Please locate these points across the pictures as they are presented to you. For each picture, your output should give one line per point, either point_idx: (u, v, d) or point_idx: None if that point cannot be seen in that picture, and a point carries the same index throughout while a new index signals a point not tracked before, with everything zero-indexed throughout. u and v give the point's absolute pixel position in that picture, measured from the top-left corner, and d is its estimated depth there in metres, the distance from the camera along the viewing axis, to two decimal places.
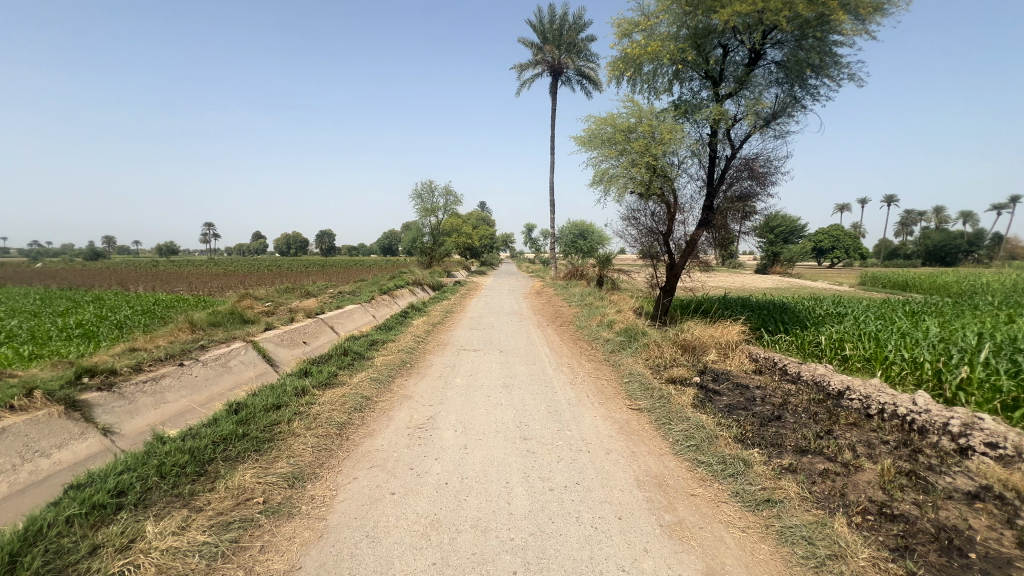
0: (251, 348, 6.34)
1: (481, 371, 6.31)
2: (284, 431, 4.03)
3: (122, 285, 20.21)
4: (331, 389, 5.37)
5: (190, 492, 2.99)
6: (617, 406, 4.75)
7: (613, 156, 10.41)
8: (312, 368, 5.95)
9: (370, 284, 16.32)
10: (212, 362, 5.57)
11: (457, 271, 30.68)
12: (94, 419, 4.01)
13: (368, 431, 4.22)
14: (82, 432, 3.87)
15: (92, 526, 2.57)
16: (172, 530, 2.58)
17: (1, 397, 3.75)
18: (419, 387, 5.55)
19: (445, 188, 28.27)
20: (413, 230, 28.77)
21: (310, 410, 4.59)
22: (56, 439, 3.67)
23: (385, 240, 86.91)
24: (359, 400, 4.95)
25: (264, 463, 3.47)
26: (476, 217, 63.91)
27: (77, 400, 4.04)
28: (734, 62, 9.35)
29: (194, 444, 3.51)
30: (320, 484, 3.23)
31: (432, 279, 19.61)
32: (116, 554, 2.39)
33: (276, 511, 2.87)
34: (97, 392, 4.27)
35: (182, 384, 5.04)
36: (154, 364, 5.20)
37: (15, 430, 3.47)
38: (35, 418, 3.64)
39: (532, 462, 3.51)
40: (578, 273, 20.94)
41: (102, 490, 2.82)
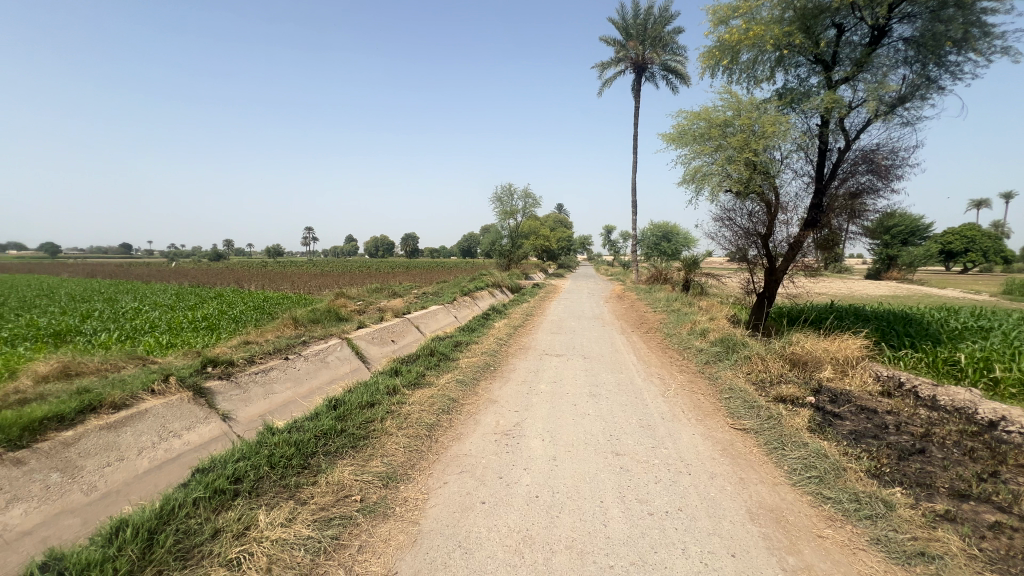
0: (346, 345, 6.70)
1: (565, 377, 6.13)
2: (378, 429, 4.15)
3: (239, 283, 22.76)
4: (420, 389, 5.50)
5: (296, 484, 3.15)
6: (718, 425, 4.35)
7: (706, 152, 9.74)
8: (400, 368, 6.14)
9: (452, 285, 16.82)
10: (313, 357, 5.96)
11: (535, 274, 30.69)
12: (215, 405, 4.42)
13: (455, 434, 4.22)
14: (206, 417, 4.28)
15: (213, 510, 2.78)
16: (280, 521, 2.71)
17: (145, 382, 4.28)
18: (504, 392, 5.51)
19: (525, 191, 28.46)
20: (493, 233, 29.30)
21: (401, 410, 4.70)
22: (187, 422, 4.11)
23: (465, 243, 89.53)
24: (446, 402, 5.01)
25: (360, 460, 3.57)
26: (553, 219, 63.92)
27: (202, 387, 4.48)
28: (851, 42, 8.30)
29: (299, 437, 3.71)
30: (412, 486, 3.26)
31: (511, 281, 19.84)
32: (233, 539, 2.55)
33: (372, 511, 2.92)
34: (219, 381, 4.72)
35: (287, 376, 5.42)
36: (264, 356, 5.65)
37: (153, 413, 3.93)
38: (170, 402, 4.10)
39: (627, 481, 3.28)
40: (662, 277, 19.97)
41: (221, 475, 3.06)
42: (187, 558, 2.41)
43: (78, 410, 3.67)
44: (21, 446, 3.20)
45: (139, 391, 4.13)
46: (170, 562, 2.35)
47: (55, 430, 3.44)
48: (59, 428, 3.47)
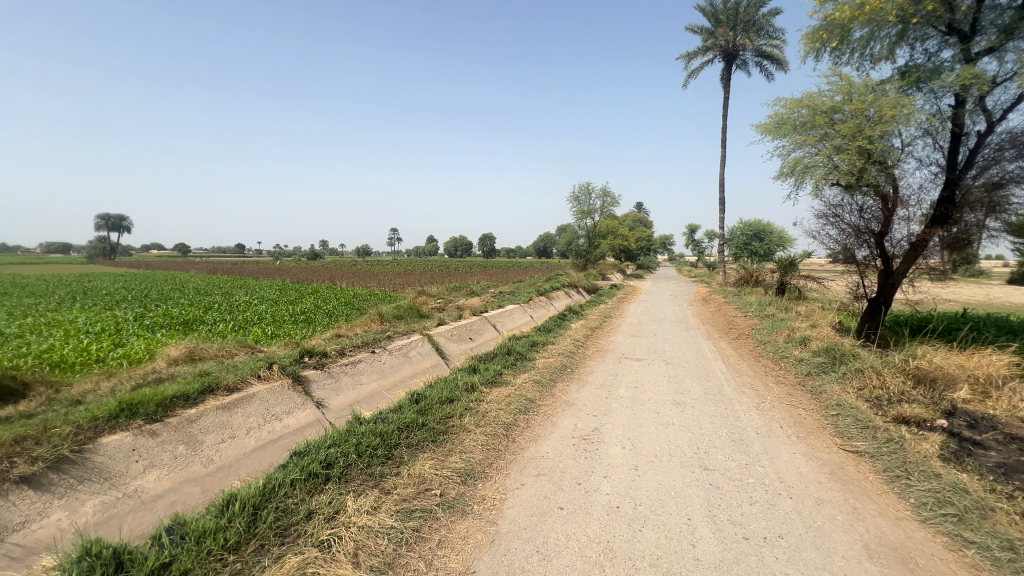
0: (427, 341, 6.94)
1: (646, 383, 5.86)
2: (457, 425, 4.22)
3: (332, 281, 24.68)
4: (497, 387, 5.53)
5: (381, 474, 3.28)
6: (824, 445, 3.89)
7: (810, 142, 8.84)
8: (478, 365, 6.24)
9: (528, 285, 16.90)
10: (396, 351, 6.24)
11: (612, 275, 29.96)
12: (311, 393, 4.77)
13: (532, 435, 4.18)
14: (303, 403, 4.63)
15: (307, 491, 2.98)
16: (366, 509, 2.83)
17: (253, 368, 4.73)
18: (581, 395, 5.38)
19: (603, 189, 27.89)
20: (570, 233, 29.05)
21: (479, 407, 4.75)
22: (287, 406, 4.47)
23: (541, 243, 89.85)
24: (523, 402, 4.99)
25: (440, 455, 3.65)
26: (632, 218, 62.06)
27: (300, 375, 4.86)
28: (996, 6, 7.09)
29: (383, 429, 3.88)
30: (490, 485, 3.25)
31: (588, 282, 19.51)
32: (325, 521, 2.70)
33: (451, 506, 2.96)
34: (315, 370, 5.10)
35: (373, 369, 5.72)
36: (354, 348, 6.01)
37: (259, 397, 4.32)
38: (273, 388, 4.48)
39: (718, 500, 3.02)
40: (753, 280, 18.53)
41: (315, 460, 3.27)
42: (284, 535, 2.59)
43: (199, 390, 4.14)
44: (155, 420, 3.66)
45: (248, 376, 4.56)
46: (270, 537, 2.54)
47: (182, 407, 3.90)
48: (185, 405, 3.93)
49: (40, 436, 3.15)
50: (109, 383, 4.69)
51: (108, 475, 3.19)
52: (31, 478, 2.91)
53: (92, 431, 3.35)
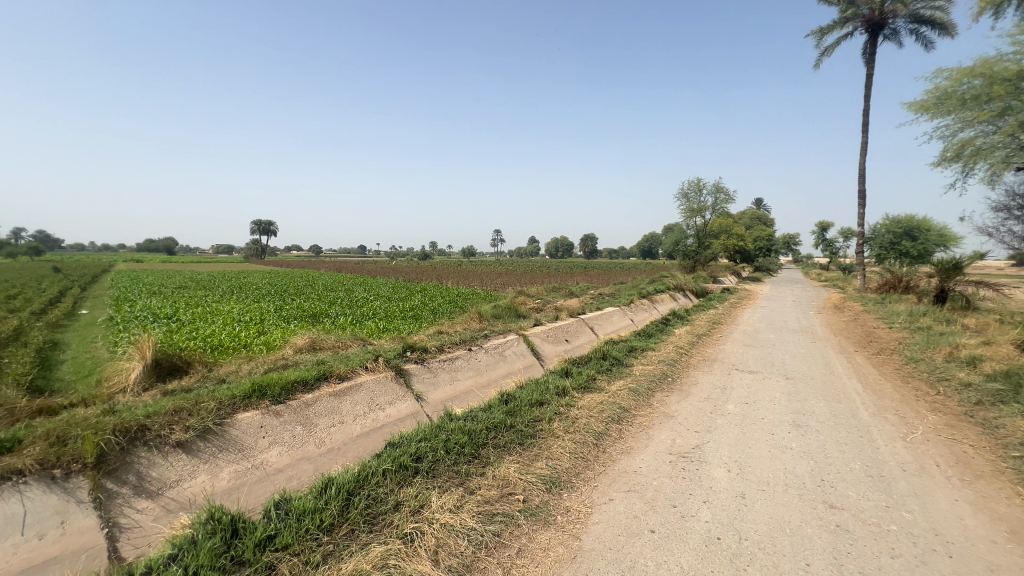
0: (522, 341, 6.95)
1: (760, 399, 5.22)
2: (545, 430, 4.13)
3: (439, 279, 26.19)
4: (590, 393, 5.34)
5: (467, 472, 3.31)
6: (999, 495, 3.10)
7: (985, 119, 7.24)
8: (571, 369, 6.08)
9: (629, 287, 16.26)
10: (492, 350, 6.33)
11: (725, 278, 27.66)
12: (411, 386, 5.02)
13: (625, 447, 3.94)
14: (404, 395, 4.88)
15: (397, 483, 3.12)
16: (449, 507, 2.86)
17: (361, 360, 5.11)
18: (682, 407, 4.97)
19: (716, 185, 25.87)
20: (677, 232, 27.42)
21: (570, 413, 4.61)
22: (389, 397, 4.75)
23: (646, 243, 86.37)
24: (617, 411, 4.74)
25: (527, 459, 3.58)
26: (750, 216, 56.81)
27: (402, 369, 5.14)
28: None
29: (472, 427, 3.93)
30: (576, 496, 3.11)
31: (697, 285, 18.20)
32: (410, 514, 2.78)
33: (533, 514, 2.87)
34: (415, 364, 5.36)
35: (469, 366, 5.86)
36: (452, 345, 6.22)
37: (365, 387, 4.65)
38: (378, 378, 4.80)
39: (845, 545, 2.55)
40: (902, 285, 15.77)
41: (406, 452, 3.42)
42: (373, 523, 2.72)
43: (316, 377, 4.57)
44: (279, 401, 4.10)
45: (357, 366, 4.94)
46: (360, 524, 2.69)
47: (301, 392, 4.33)
48: (303, 390, 4.36)
49: (192, 409, 3.69)
50: (249, 366, 5.40)
51: (241, 447, 3.64)
52: (184, 444, 3.43)
53: (230, 407, 3.85)
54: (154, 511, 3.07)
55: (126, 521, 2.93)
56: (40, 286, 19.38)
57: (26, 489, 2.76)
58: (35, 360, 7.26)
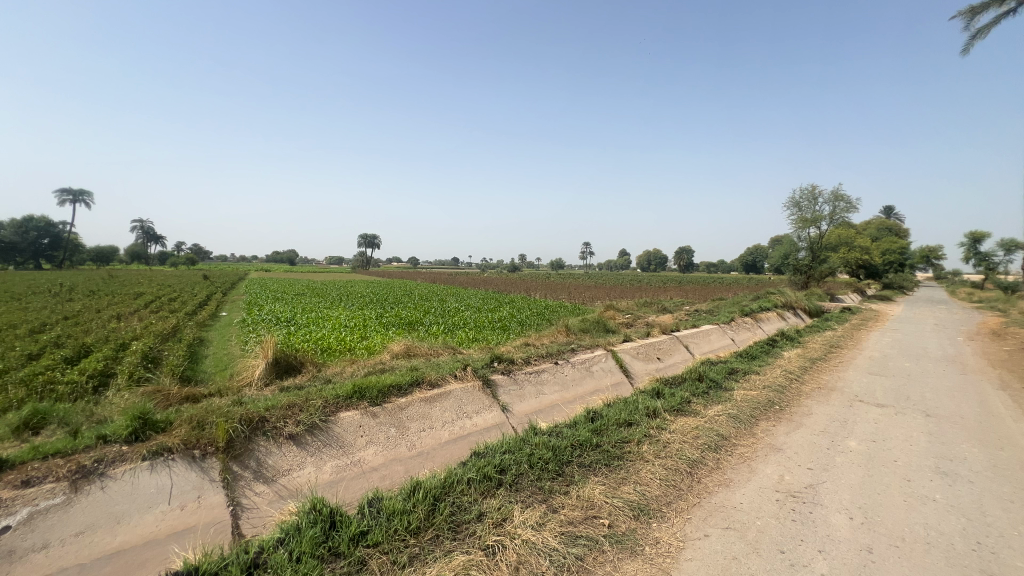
0: (611, 357, 6.74)
1: (891, 437, 4.51)
2: (633, 452, 3.93)
3: (528, 291, 26.48)
4: (684, 416, 5.00)
5: (550, 489, 3.25)
6: None
7: None
8: (663, 389, 5.75)
9: (730, 304, 15.10)
10: (579, 364, 6.21)
11: (846, 296, 24.61)
12: (497, 396, 5.08)
13: (723, 479, 3.60)
14: (490, 405, 4.95)
15: (481, 493, 3.16)
16: (532, 523, 2.82)
17: (451, 368, 5.30)
18: (793, 440, 4.44)
19: (834, 192, 23.28)
20: (787, 245, 25.04)
21: (661, 436, 4.34)
22: (476, 406, 4.85)
23: (749, 257, 79.90)
24: (714, 438, 4.37)
25: (613, 482, 3.42)
26: (878, 226, 50.13)
27: (489, 379, 5.23)
28: None
29: (556, 443, 3.87)
30: (667, 528, 2.89)
31: (810, 303, 16.38)
32: (492, 526, 2.79)
33: (619, 542, 2.72)
34: (502, 375, 5.42)
35: (555, 380, 5.80)
36: (539, 358, 6.21)
37: (454, 395, 4.80)
38: (466, 387, 4.94)
39: None
40: None
41: (491, 463, 3.47)
42: (457, 530, 2.77)
43: (410, 382, 4.82)
44: (376, 404, 4.37)
45: (447, 374, 5.13)
46: (445, 530, 2.75)
47: (396, 396, 4.59)
48: (398, 393, 4.62)
49: (302, 404, 4.07)
50: (352, 369, 5.85)
51: (342, 443, 3.92)
52: (295, 436, 3.78)
53: (334, 406, 4.18)
54: (269, 495, 3.40)
55: (246, 502, 3.29)
56: (194, 291, 22.96)
57: (173, 464, 3.23)
58: (186, 354, 8.55)
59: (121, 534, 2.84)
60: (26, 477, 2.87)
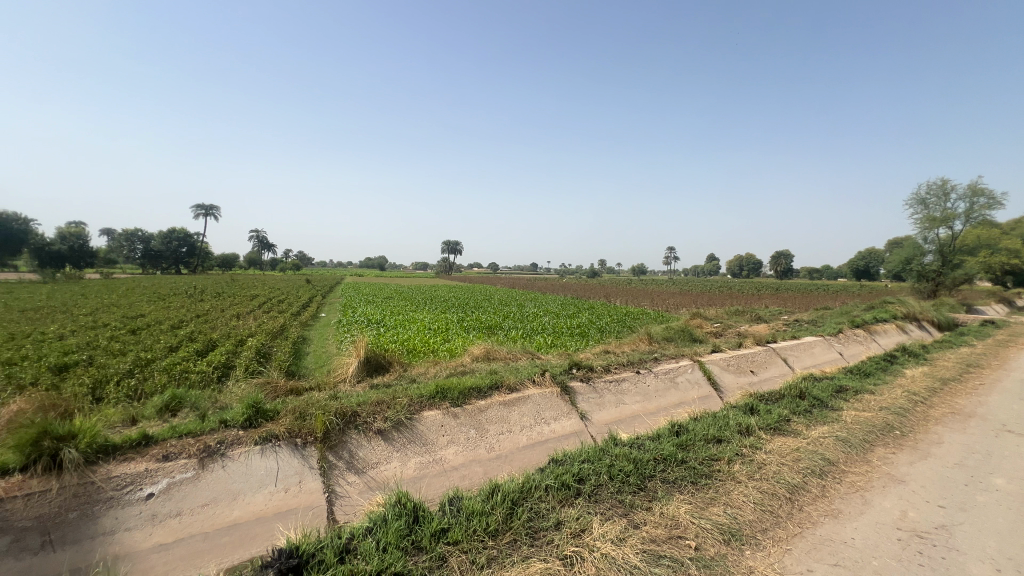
0: (698, 368, 6.36)
1: None
2: (723, 472, 3.65)
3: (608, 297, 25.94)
4: (782, 435, 4.57)
5: (631, 504, 3.12)
6: None
7: None
8: (758, 405, 5.30)
9: (838, 314, 13.58)
10: (662, 375, 5.94)
11: (988, 306, 21.06)
12: (576, 404, 5.00)
13: (829, 509, 3.22)
14: (568, 412, 4.88)
15: (558, 501, 3.13)
16: (612, 537, 2.72)
17: (530, 373, 5.32)
18: (917, 471, 3.87)
19: (970, 186, 20.15)
20: (909, 249, 22.07)
21: (755, 456, 3.99)
22: (554, 412, 4.81)
23: (861, 262, 71.47)
24: (819, 462, 3.93)
25: (700, 501, 3.21)
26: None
27: (568, 386, 5.17)
28: None
29: (638, 456, 3.73)
30: (762, 557, 2.64)
31: (940, 314, 14.24)
32: (570, 537, 2.74)
33: (707, 566, 2.53)
34: (581, 383, 5.34)
35: (637, 390, 5.59)
36: (619, 366, 6.03)
37: (532, 400, 4.82)
38: (544, 393, 4.93)
39: None
40: None
41: (569, 472, 3.44)
42: (535, 536, 2.76)
43: (489, 386, 4.91)
44: (457, 404, 4.52)
45: (525, 379, 5.15)
46: (522, 535, 2.75)
47: (476, 398, 4.70)
48: (478, 396, 4.72)
49: (390, 402, 4.32)
50: (435, 370, 6.09)
51: (425, 441, 4.08)
52: (383, 431, 4.01)
53: (418, 405, 4.38)
54: (359, 485, 3.62)
55: (340, 490, 3.53)
56: (300, 294, 25.39)
57: (279, 450, 3.58)
58: (292, 351, 9.46)
59: (237, 509, 3.18)
60: (165, 452, 3.33)
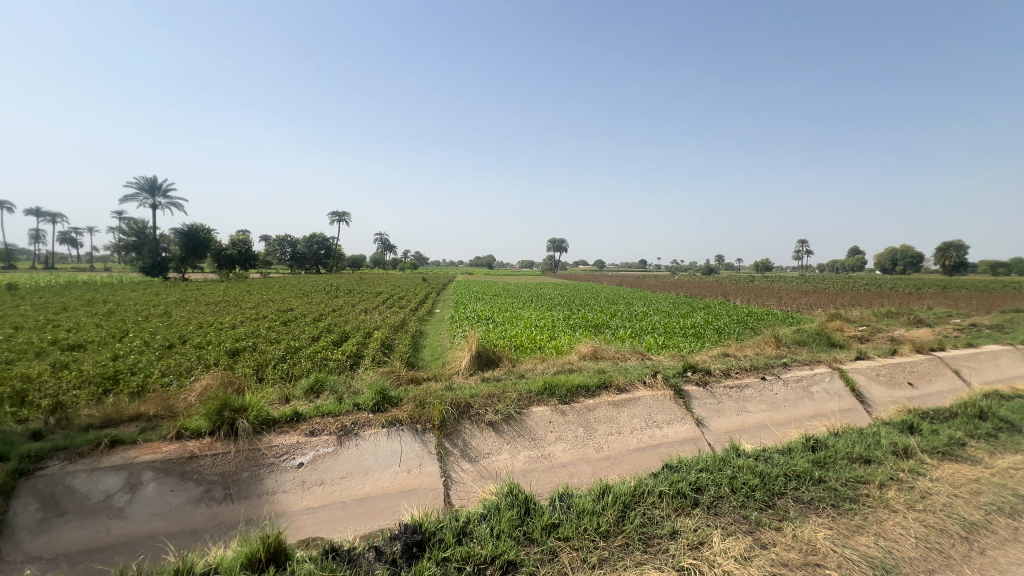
0: (837, 377, 5.61)
1: None
2: (872, 497, 3.17)
3: (727, 296, 23.95)
4: (953, 460, 3.83)
5: (757, 521, 2.85)
6: None
7: None
8: (919, 424, 4.50)
9: None
10: (792, 383, 5.34)
11: None
12: (692, 409, 4.71)
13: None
14: (683, 417, 4.62)
15: (674, 509, 2.99)
16: (735, 555, 2.51)
17: (640, 374, 5.14)
18: None
19: None
20: None
21: (916, 483, 3.40)
22: (667, 416, 4.59)
23: None
24: (1008, 498, 3.22)
25: (843, 528, 2.82)
26: None
27: (682, 389, 4.89)
28: None
29: (764, 470, 3.40)
30: None
31: None
32: (687, 548, 2.59)
33: None
34: (696, 386, 5.02)
35: (762, 398, 5.10)
36: (741, 370, 5.55)
37: (643, 401, 4.66)
38: (656, 395, 4.73)
39: None
40: None
41: (685, 480, 3.26)
42: (649, 543, 2.66)
43: (597, 385, 4.85)
44: (565, 402, 4.53)
45: (635, 380, 4.99)
46: (635, 540, 2.67)
47: (584, 396, 4.67)
48: (587, 395, 4.69)
49: (501, 396, 4.48)
50: (543, 366, 6.17)
51: (534, 436, 4.16)
52: (494, 423, 4.18)
53: (527, 399, 4.49)
54: (473, 472, 3.81)
55: (455, 476, 3.75)
56: (418, 292, 27.48)
57: (402, 433, 3.91)
58: (411, 344, 10.27)
59: (368, 483, 3.55)
60: (311, 428, 3.84)
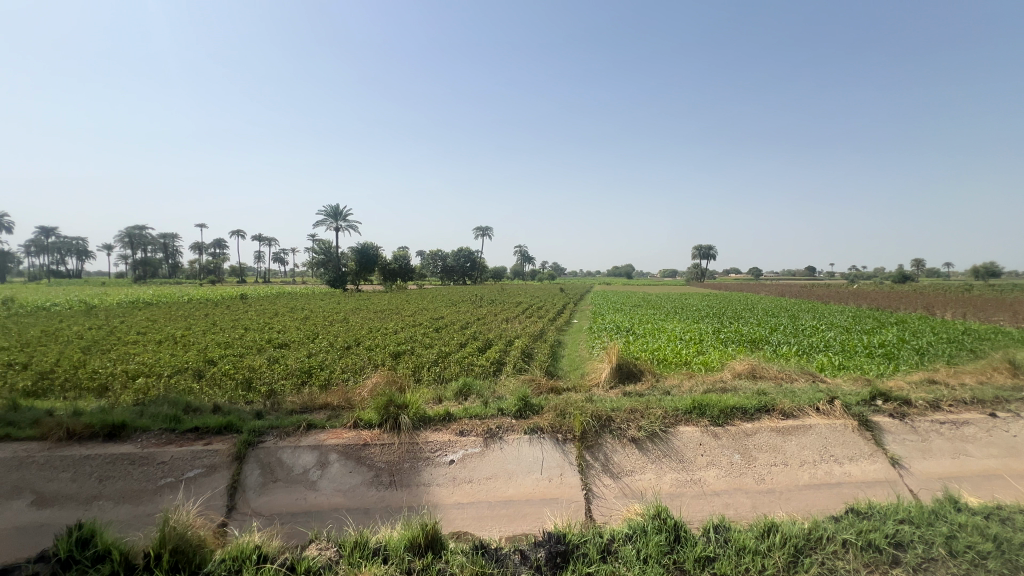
0: None
1: None
2: None
3: (932, 309, 19.48)
4: None
5: None
6: None
7: None
8: None
9: None
10: None
11: None
12: (884, 445, 3.90)
13: None
14: (871, 454, 3.86)
15: (864, 565, 2.50)
16: None
17: (812, 399, 4.42)
18: None
19: None
20: None
21: None
22: (849, 451, 3.87)
23: None
24: None
25: None
26: None
27: (870, 420, 4.08)
28: None
29: (999, 532, 2.65)
30: None
31: None
32: None
33: None
34: (889, 418, 4.14)
35: (991, 440, 3.99)
36: (957, 402, 4.41)
37: (816, 431, 4.00)
38: (833, 425, 4.03)
39: None
40: None
41: (879, 531, 2.71)
42: None
43: (757, 408, 4.31)
44: (718, 424, 4.12)
45: (805, 405, 4.32)
46: None
47: (740, 419, 4.19)
48: (744, 418, 4.20)
49: (644, 411, 4.26)
50: (690, 383, 5.72)
51: (682, 458, 3.86)
52: (638, 440, 3.99)
53: (674, 418, 4.19)
54: (615, 489, 3.69)
55: (597, 491, 3.67)
56: (557, 303, 27.87)
57: (544, 441, 3.98)
58: (550, 353, 10.43)
59: (512, 487, 3.68)
60: (461, 429, 4.13)
